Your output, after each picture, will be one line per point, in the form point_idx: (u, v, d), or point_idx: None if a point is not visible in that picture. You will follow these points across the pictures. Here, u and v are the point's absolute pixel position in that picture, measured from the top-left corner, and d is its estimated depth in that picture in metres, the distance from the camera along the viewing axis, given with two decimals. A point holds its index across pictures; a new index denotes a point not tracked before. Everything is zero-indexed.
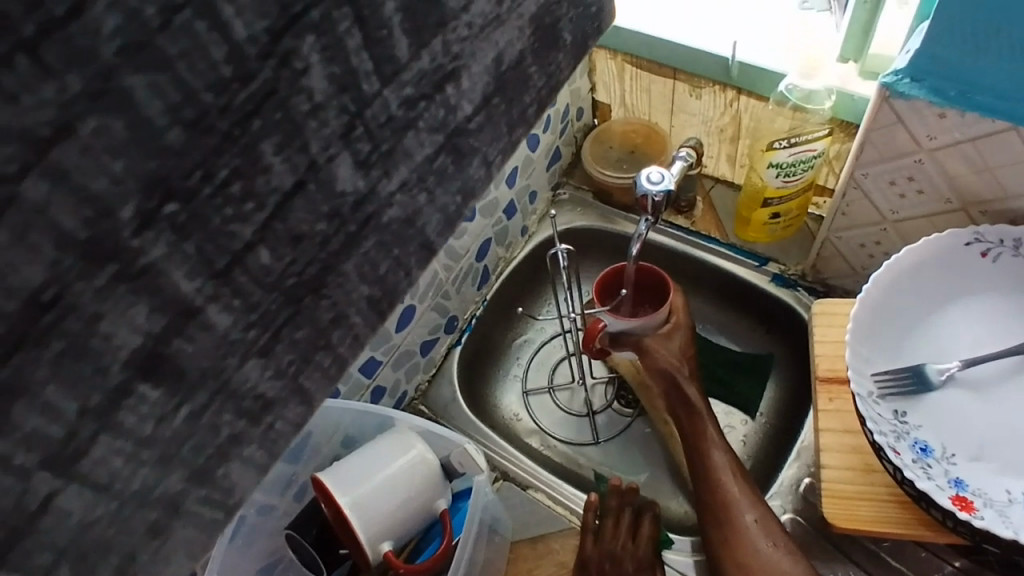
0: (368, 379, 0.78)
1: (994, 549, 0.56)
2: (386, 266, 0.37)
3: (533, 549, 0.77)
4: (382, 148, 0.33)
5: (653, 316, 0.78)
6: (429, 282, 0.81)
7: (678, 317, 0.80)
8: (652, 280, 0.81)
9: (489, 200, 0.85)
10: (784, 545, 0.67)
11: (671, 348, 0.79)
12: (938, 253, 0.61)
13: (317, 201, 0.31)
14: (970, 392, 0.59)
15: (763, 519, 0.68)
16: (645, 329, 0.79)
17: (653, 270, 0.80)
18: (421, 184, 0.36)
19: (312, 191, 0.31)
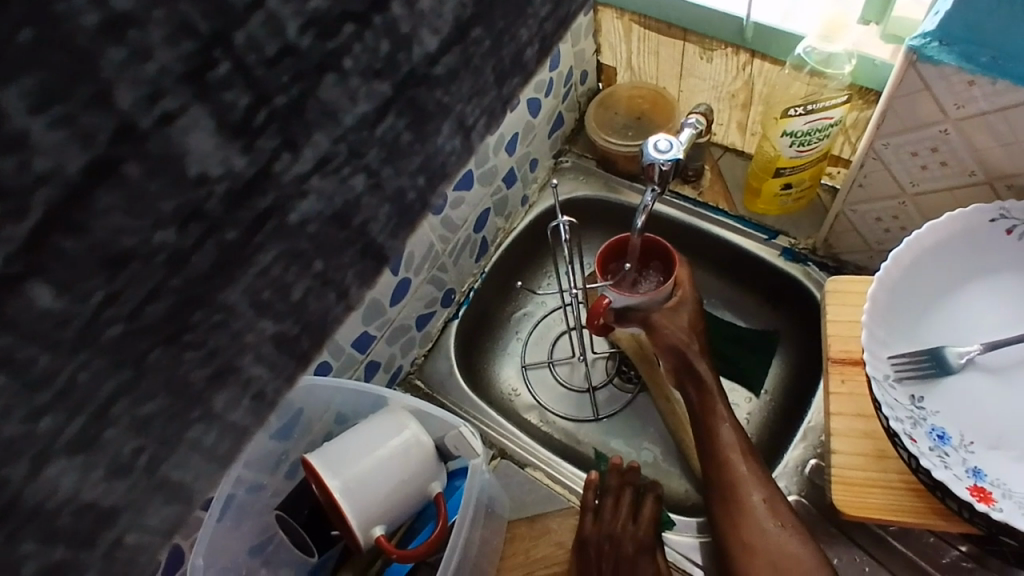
0: (361, 354, 0.75)
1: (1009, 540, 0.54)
2: (308, 294, 0.45)
3: (530, 528, 0.75)
4: (266, 119, 0.35)
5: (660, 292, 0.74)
6: (426, 253, 0.78)
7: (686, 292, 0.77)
8: (658, 252, 0.77)
9: (488, 168, 0.81)
10: (793, 526, 0.65)
11: (678, 324, 0.76)
12: (962, 230, 0.58)
13: (155, 202, 0.32)
14: (990, 376, 0.56)
15: (773, 499, 0.66)
16: (653, 304, 0.76)
17: (658, 241, 0.76)
18: (355, 160, 0.42)
19: (123, 179, 0.31)
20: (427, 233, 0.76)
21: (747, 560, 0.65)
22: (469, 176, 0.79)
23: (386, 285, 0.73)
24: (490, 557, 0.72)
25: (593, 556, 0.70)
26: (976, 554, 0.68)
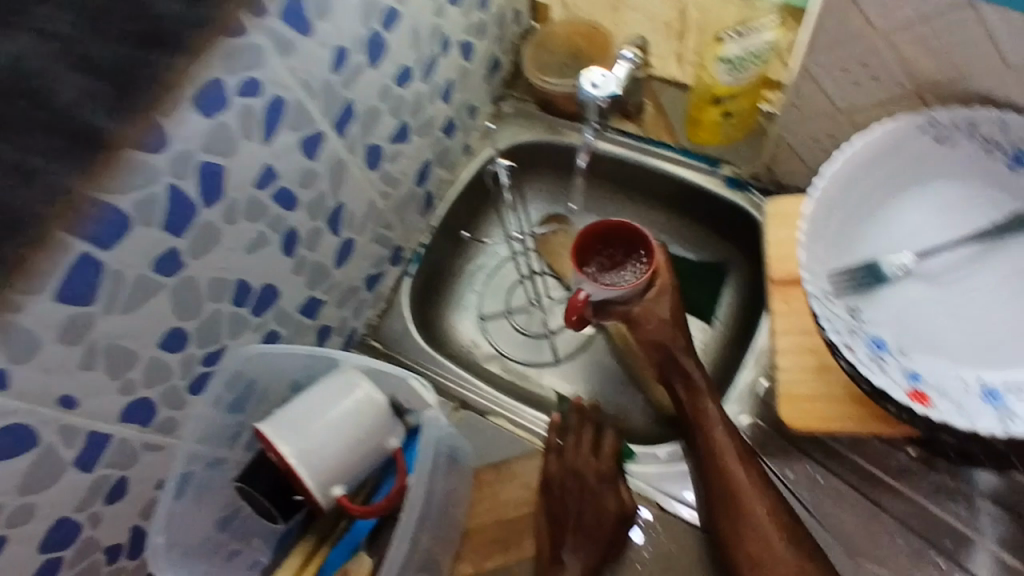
0: (310, 319, 0.74)
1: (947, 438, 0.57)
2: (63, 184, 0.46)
3: (497, 474, 0.76)
4: None
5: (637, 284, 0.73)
6: (367, 211, 0.76)
7: (664, 280, 0.77)
8: (634, 239, 0.75)
9: (423, 118, 0.79)
10: (795, 534, 0.67)
11: (658, 314, 0.76)
12: (892, 143, 0.59)
13: None
14: (923, 283, 0.58)
15: (773, 507, 0.68)
16: (632, 296, 0.75)
17: (635, 231, 0.74)
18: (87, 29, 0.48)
19: None
20: (366, 189, 0.75)
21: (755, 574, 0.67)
22: (405, 128, 0.77)
23: (328, 246, 0.73)
24: (459, 506, 0.73)
25: (557, 492, 0.72)
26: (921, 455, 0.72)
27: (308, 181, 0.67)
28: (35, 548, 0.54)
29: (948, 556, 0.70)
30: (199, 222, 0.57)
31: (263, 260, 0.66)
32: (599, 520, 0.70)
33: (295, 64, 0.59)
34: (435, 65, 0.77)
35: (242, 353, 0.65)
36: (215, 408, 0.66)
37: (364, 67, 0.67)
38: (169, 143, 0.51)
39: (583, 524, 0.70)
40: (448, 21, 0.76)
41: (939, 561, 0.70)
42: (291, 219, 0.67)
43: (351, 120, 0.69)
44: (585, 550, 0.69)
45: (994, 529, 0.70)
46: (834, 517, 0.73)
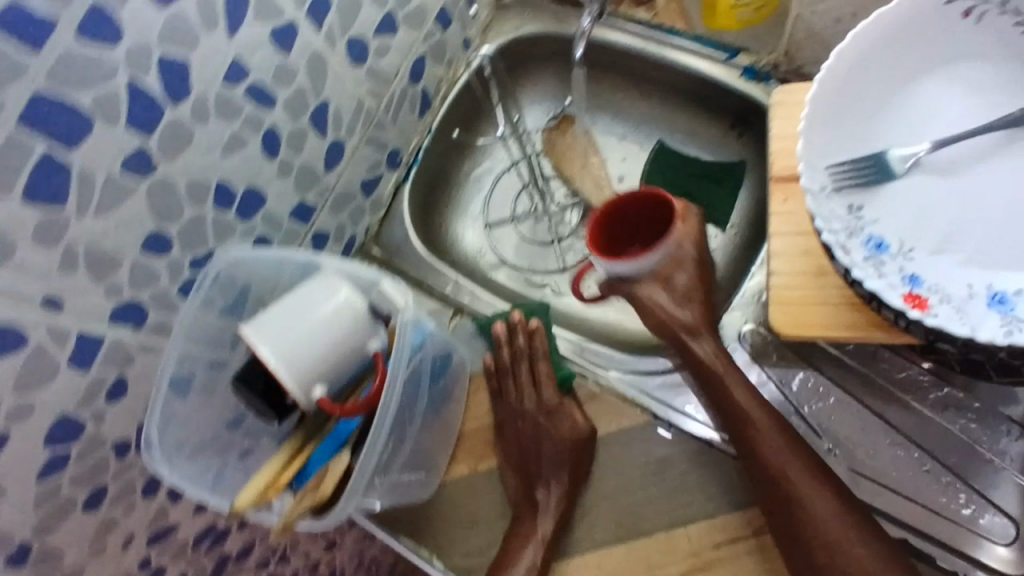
0: (303, 225, 0.74)
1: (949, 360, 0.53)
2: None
3: (496, 379, 0.77)
4: None
5: (654, 252, 0.72)
6: (355, 112, 0.74)
7: (681, 252, 0.75)
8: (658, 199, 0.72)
9: (413, 9, 0.76)
10: None
11: (671, 289, 0.74)
12: (912, 18, 0.53)
13: None
14: (940, 177, 0.52)
15: None
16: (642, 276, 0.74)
17: (665, 196, 0.72)
18: None
19: None
20: (352, 86, 0.72)
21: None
22: (391, 19, 0.73)
23: (315, 148, 0.71)
24: (452, 406, 0.75)
25: (510, 427, 0.75)
26: (935, 370, 0.69)
27: (287, 79, 0.64)
28: (41, 438, 0.58)
29: (955, 471, 0.67)
30: (168, 124, 0.56)
31: (245, 162, 0.65)
32: (550, 442, 0.73)
33: None
34: None
35: (222, 259, 0.65)
36: (209, 309, 0.67)
37: None
38: (123, 36, 0.50)
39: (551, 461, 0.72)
40: None
41: (961, 495, 0.66)
42: (271, 117, 0.65)
43: (327, 8, 0.65)
44: (557, 482, 0.72)
45: (1019, 450, 0.66)
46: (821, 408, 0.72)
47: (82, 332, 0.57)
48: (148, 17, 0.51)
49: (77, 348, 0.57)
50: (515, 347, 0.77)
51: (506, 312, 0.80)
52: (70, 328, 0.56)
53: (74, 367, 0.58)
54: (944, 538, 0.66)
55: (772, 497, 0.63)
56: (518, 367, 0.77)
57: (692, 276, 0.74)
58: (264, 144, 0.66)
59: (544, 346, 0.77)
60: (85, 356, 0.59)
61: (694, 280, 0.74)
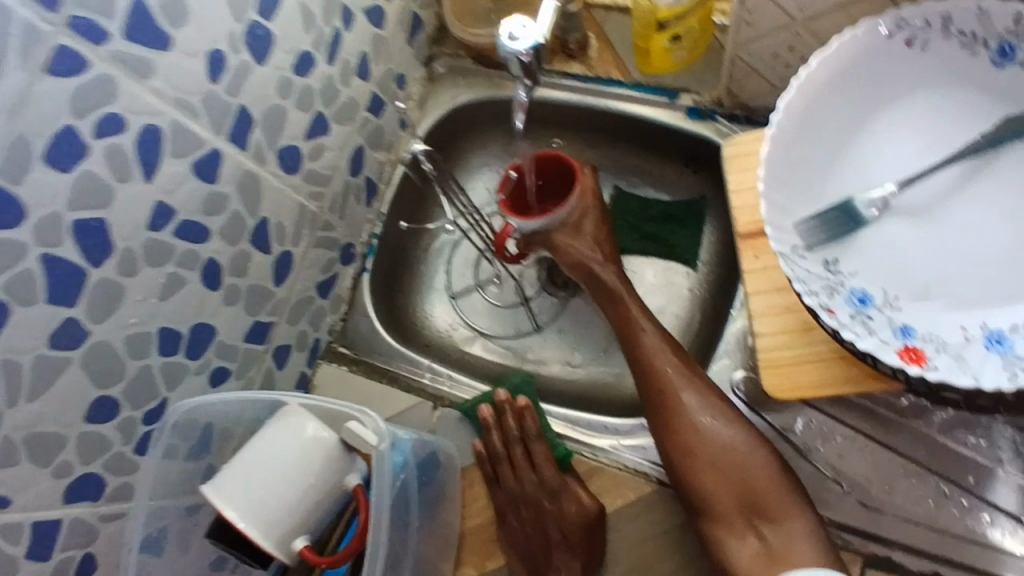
0: (261, 345, 0.71)
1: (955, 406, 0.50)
2: None
3: (492, 468, 0.73)
4: None
5: (566, 205, 0.73)
6: (299, 219, 0.71)
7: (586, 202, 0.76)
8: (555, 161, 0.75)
9: (342, 103, 0.73)
10: None
11: (583, 236, 0.75)
12: (855, 59, 0.51)
13: None
14: (908, 219, 0.51)
15: None
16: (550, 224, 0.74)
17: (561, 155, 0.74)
18: None
19: None
20: (290, 196, 0.70)
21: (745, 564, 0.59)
22: (320, 118, 0.71)
23: (260, 266, 0.68)
24: (449, 506, 0.71)
25: (512, 517, 0.72)
26: None
27: (218, 206, 0.62)
28: None
29: (974, 492, 0.65)
30: (98, 286, 0.52)
31: (188, 300, 0.61)
32: (557, 528, 0.70)
33: (179, 83, 0.55)
34: (340, 42, 0.71)
35: (178, 410, 0.61)
36: (173, 459, 0.62)
37: (252, 65, 0.61)
38: (31, 213, 0.46)
39: (561, 545, 0.70)
40: None
41: (985, 515, 0.64)
42: (208, 249, 0.62)
43: (249, 127, 0.63)
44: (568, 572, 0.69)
45: None
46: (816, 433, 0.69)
47: (37, 521, 0.53)
48: (59, 186, 0.48)
49: (34, 539, 0.53)
50: (505, 429, 0.73)
51: (489, 393, 0.76)
52: (22, 522, 0.52)
53: (33, 559, 0.54)
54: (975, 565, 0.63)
55: (659, 411, 0.64)
56: (512, 450, 0.73)
57: (597, 221, 0.76)
58: (205, 275, 0.62)
59: (536, 425, 0.73)
60: (45, 543, 0.54)
61: (599, 223, 0.76)
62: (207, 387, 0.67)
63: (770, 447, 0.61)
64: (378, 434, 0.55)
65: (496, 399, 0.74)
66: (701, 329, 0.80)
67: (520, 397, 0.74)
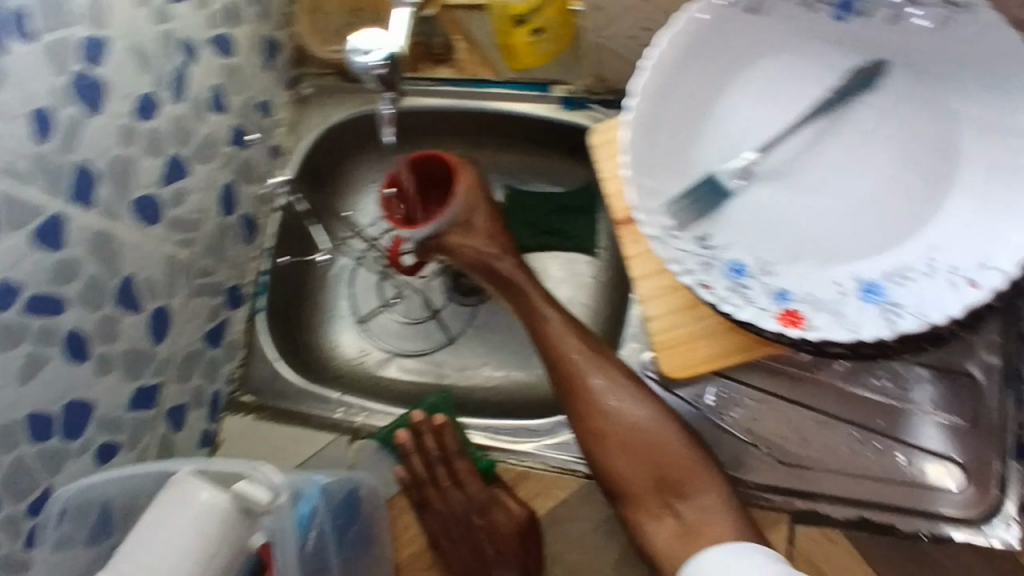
0: (148, 410, 0.68)
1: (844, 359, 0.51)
2: None
3: (420, 494, 0.70)
4: None
5: (453, 205, 0.71)
6: (168, 270, 0.68)
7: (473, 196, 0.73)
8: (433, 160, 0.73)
9: (198, 142, 0.70)
10: None
11: (475, 233, 0.73)
12: (701, 30, 0.51)
13: None
14: (771, 184, 0.52)
15: None
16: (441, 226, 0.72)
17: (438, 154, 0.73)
18: None
19: None
20: (154, 247, 0.66)
21: (664, 543, 0.59)
22: (175, 161, 0.67)
23: (133, 328, 0.65)
24: (381, 541, 0.68)
25: (447, 540, 0.69)
26: None
27: (70, 273, 0.58)
28: None
29: (890, 434, 0.67)
30: None
31: (53, 378, 0.57)
32: (494, 541, 0.68)
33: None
34: (183, 79, 0.67)
35: (59, 499, 0.55)
36: (68, 550, 0.57)
37: (83, 118, 0.58)
38: None
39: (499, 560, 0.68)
40: (178, 22, 0.66)
41: (900, 454, 0.66)
42: (67, 320, 0.58)
43: (93, 184, 0.59)
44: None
45: (935, 393, 0.67)
46: (731, 401, 0.70)
47: None
48: None
49: None
50: (425, 450, 0.71)
51: (405, 417, 0.73)
52: None
53: None
54: (900, 504, 0.65)
55: (570, 399, 0.63)
56: (436, 470, 0.71)
57: (487, 216, 0.73)
58: (70, 347, 0.58)
59: (457, 440, 0.72)
60: None
61: (490, 218, 0.73)
62: (96, 466, 0.63)
63: (683, 424, 0.61)
64: (268, 491, 0.52)
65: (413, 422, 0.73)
66: (610, 315, 0.80)
67: (436, 415, 0.73)
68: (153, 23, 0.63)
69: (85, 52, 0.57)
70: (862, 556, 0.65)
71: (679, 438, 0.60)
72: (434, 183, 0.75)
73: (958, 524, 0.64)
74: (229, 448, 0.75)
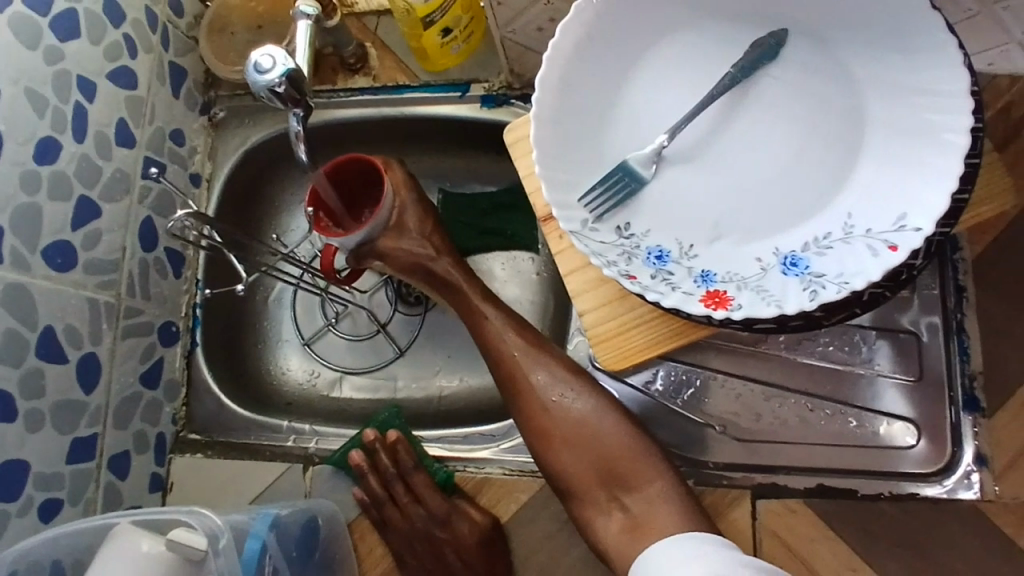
0: (88, 460, 0.65)
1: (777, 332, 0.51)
2: None
3: (380, 514, 0.69)
4: None
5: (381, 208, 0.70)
6: (92, 314, 0.66)
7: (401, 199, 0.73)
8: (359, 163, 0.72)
9: (108, 179, 0.68)
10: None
11: (407, 237, 0.72)
12: (596, 17, 0.50)
13: None
14: (685, 165, 0.51)
15: None
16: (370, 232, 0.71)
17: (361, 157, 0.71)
18: None
19: None
20: (72, 293, 0.64)
21: (612, 537, 0.58)
22: (84, 203, 0.65)
23: (60, 379, 0.62)
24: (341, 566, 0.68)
25: (410, 555, 0.68)
26: None
27: None
28: None
29: (842, 399, 0.67)
30: None
31: None
32: (458, 552, 0.67)
33: None
34: (83, 116, 0.65)
35: None
36: None
37: None
38: None
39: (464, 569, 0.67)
40: (71, 59, 0.63)
41: (853, 417, 0.67)
42: None
43: None
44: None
45: (884, 352, 0.67)
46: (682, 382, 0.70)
47: None
48: None
49: None
50: (381, 468, 0.70)
51: (355, 438, 0.71)
52: None
53: None
54: (857, 466, 0.66)
55: (513, 395, 0.63)
56: (394, 487, 0.70)
57: (417, 220, 0.73)
58: None
59: (413, 454, 0.71)
60: None
61: (421, 220, 0.73)
62: (38, 526, 0.61)
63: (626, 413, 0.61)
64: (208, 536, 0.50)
65: (365, 441, 0.71)
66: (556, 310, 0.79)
67: (390, 431, 0.71)
68: (43, 62, 0.61)
69: None
70: (825, 523, 0.66)
71: (623, 428, 0.60)
72: (360, 186, 0.74)
73: (915, 479, 0.65)
74: (181, 492, 0.73)
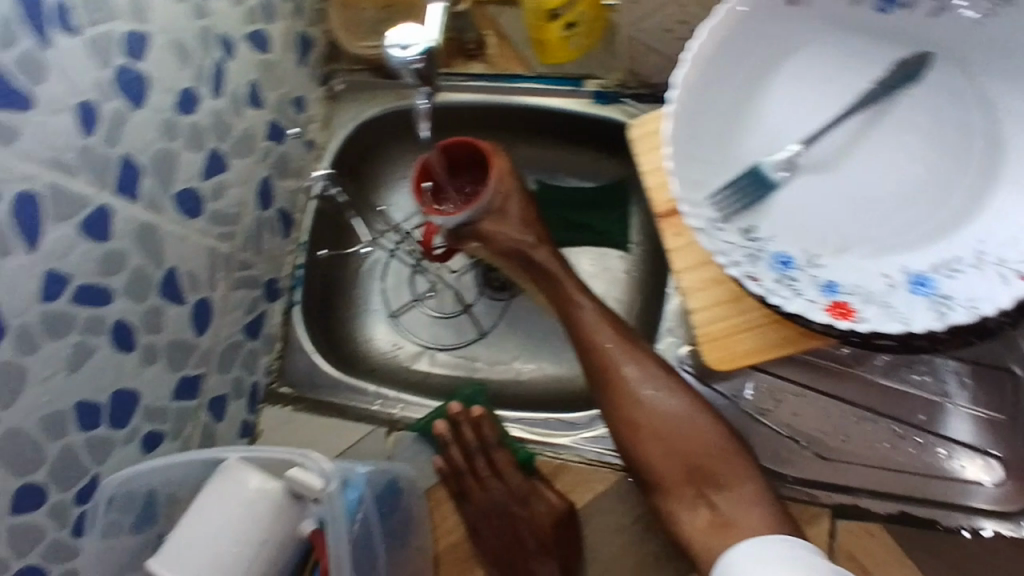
0: (191, 398, 0.69)
1: (891, 351, 0.51)
2: None
3: (459, 485, 0.71)
4: None
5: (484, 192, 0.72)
6: (209, 261, 0.69)
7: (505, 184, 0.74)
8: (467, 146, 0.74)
9: (236, 136, 0.71)
10: None
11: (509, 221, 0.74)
12: (744, 23, 0.50)
13: None
14: (815, 176, 0.52)
15: None
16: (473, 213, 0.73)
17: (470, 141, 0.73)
18: None
19: None
20: (195, 240, 0.67)
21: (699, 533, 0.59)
22: (214, 156, 0.68)
23: (176, 318, 0.66)
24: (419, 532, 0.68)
25: (484, 530, 0.70)
26: None
27: (118, 264, 0.59)
28: None
29: (931, 429, 0.66)
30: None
31: (100, 368, 0.58)
32: (532, 532, 0.68)
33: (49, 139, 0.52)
34: (222, 74, 0.68)
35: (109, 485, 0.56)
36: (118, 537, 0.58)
37: (128, 111, 0.58)
38: None
39: (537, 550, 0.69)
40: (218, 19, 0.67)
41: (941, 449, 0.66)
42: (114, 310, 0.59)
43: (138, 177, 0.60)
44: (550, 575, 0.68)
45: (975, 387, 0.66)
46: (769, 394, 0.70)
47: None
48: None
49: None
50: (462, 442, 0.72)
51: (441, 409, 0.74)
52: None
53: None
54: (940, 499, 0.65)
55: (604, 387, 0.64)
56: (473, 462, 0.72)
57: (520, 205, 0.74)
58: (116, 337, 0.59)
59: (495, 432, 0.73)
60: None
61: (523, 206, 0.74)
62: (141, 454, 0.64)
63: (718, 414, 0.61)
64: (324, 477, 0.54)
65: (449, 413, 0.73)
66: (642, 310, 0.80)
67: (473, 407, 0.73)
68: (195, 19, 0.64)
69: (131, 46, 0.58)
70: (903, 550, 0.65)
71: (713, 428, 0.61)
72: (465, 168, 0.76)
73: (999, 519, 0.64)
74: (267, 440, 0.76)
